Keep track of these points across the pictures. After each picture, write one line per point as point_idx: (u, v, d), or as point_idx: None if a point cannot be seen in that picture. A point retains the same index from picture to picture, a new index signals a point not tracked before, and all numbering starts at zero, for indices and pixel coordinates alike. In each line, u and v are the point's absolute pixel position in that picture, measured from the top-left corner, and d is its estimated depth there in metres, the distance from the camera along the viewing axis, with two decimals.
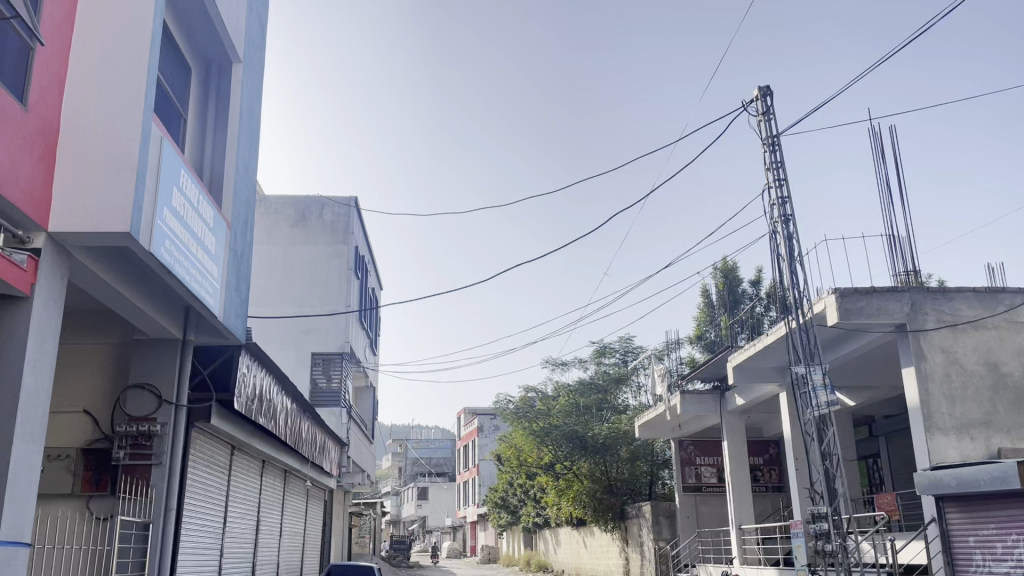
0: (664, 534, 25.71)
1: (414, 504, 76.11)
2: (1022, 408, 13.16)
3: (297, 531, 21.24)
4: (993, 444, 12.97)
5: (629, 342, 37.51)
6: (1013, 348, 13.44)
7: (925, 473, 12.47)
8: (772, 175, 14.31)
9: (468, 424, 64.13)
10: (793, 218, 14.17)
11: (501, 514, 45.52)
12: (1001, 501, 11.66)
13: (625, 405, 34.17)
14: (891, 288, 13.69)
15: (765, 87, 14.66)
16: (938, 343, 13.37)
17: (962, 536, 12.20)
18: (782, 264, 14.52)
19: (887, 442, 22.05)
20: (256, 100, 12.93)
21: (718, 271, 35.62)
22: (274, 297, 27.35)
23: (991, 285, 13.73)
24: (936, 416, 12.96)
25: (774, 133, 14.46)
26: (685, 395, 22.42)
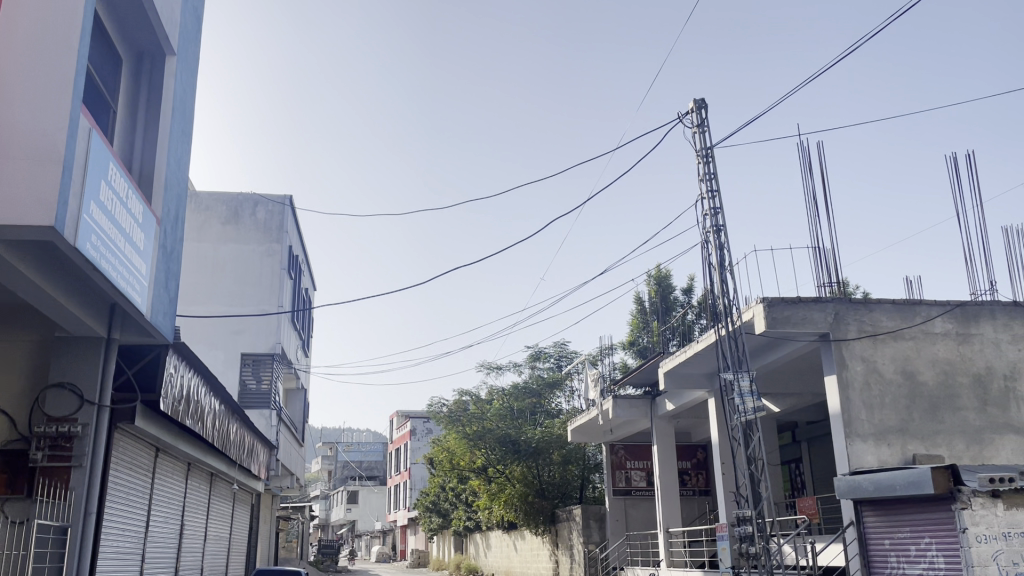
0: (594, 537, 25.95)
1: (343, 508, 75.10)
2: (935, 417, 13.79)
3: (223, 535, 20.79)
4: (909, 450, 13.55)
5: (563, 347, 37.90)
6: (928, 358, 14.05)
7: (845, 478, 12.91)
8: (705, 185, 14.66)
9: (400, 427, 63.67)
10: (724, 228, 14.54)
11: (431, 518, 45.39)
12: (915, 506, 12.15)
13: (558, 409, 34.51)
14: (816, 298, 14.16)
15: (700, 100, 15.05)
16: (858, 352, 13.90)
17: (878, 539, 12.74)
18: (713, 273, 14.86)
19: (809, 447, 22.75)
20: (190, 93, 12.64)
21: (652, 277, 36.35)
22: (203, 296, 26.66)
23: (909, 297, 14.33)
24: (855, 423, 13.46)
25: (707, 145, 14.82)
26: (617, 399, 22.69)
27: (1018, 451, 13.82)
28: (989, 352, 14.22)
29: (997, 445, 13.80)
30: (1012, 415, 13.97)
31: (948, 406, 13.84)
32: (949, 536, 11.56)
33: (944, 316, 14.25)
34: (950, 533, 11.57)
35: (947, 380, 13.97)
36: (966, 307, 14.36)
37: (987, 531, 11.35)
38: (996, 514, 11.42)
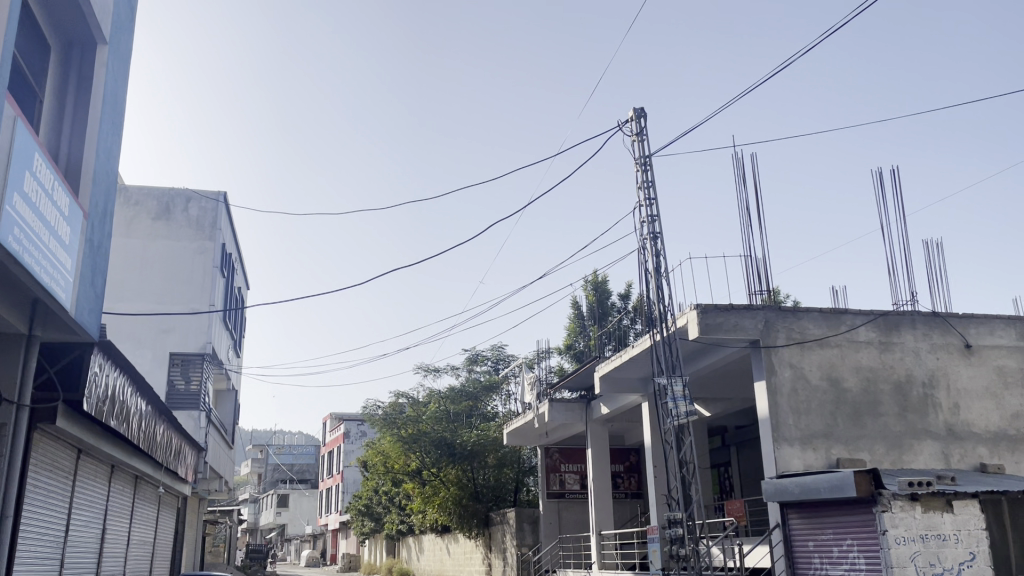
0: (527, 541, 26.03)
1: (272, 511, 73.68)
2: (858, 422, 14.27)
3: (146, 540, 20.13)
4: (832, 454, 13.99)
5: (501, 351, 38.04)
6: (852, 365, 14.54)
7: (772, 481, 13.26)
8: (643, 193, 14.91)
9: (333, 430, 62.83)
10: (660, 235, 14.80)
11: (364, 522, 44.92)
12: (838, 508, 12.54)
13: (494, 412, 34.58)
14: (747, 305, 14.52)
15: (640, 109, 15.30)
16: (787, 359, 14.30)
17: (803, 540, 13.14)
18: (649, 279, 15.11)
19: (738, 451, 23.28)
20: (121, 85, 12.27)
21: (590, 283, 36.78)
22: (130, 294, 25.86)
23: (836, 306, 14.82)
24: (782, 428, 13.85)
25: (646, 153, 15.07)
26: (553, 402, 22.84)
27: (935, 456, 14.40)
28: (908, 360, 14.81)
29: (915, 450, 14.36)
30: (929, 421, 14.56)
31: (870, 412, 14.35)
32: (870, 537, 11.97)
33: (868, 325, 14.79)
34: (871, 535, 11.98)
35: (870, 387, 14.48)
36: (888, 317, 14.94)
37: (906, 533, 11.78)
38: (914, 516, 11.88)
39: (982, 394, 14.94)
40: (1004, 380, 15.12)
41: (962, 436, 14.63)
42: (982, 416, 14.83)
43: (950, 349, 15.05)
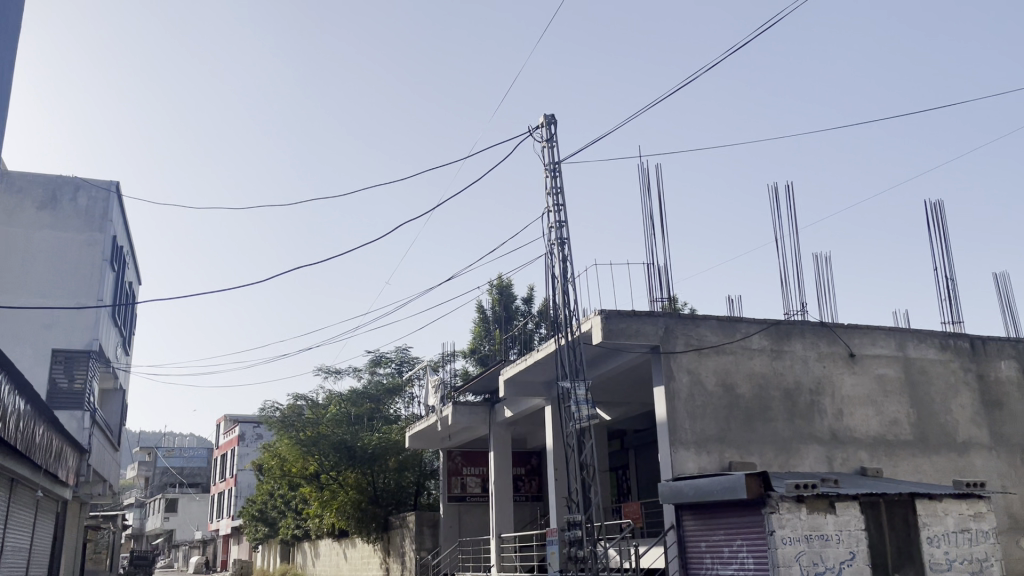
0: (426, 545, 25.84)
1: (160, 516, 70.65)
2: (750, 427, 14.85)
3: (21, 547, 18.94)
4: (725, 458, 14.51)
5: (405, 353, 37.79)
6: (746, 372, 15.12)
7: (668, 483, 13.64)
8: (552, 199, 15.10)
9: (228, 432, 60.83)
10: (568, 241, 15.03)
11: (257, 527, 43.64)
12: (730, 510, 13.00)
13: (396, 415, 34.27)
14: (649, 312, 14.90)
15: (551, 116, 15.51)
16: (684, 364, 14.75)
17: (696, 541, 13.57)
18: (556, 284, 15.30)
19: (635, 455, 23.84)
20: (8, 63, 11.60)
21: (495, 286, 37.00)
22: (10, 286, 24.34)
23: (732, 315, 15.37)
24: (679, 432, 14.28)
25: (555, 160, 15.28)
26: (456, 405, 22.81)
27: (819, 460, 15.14)
28: (798, 368, 15.51)
29: (802, 453, 15.06)
30: (815, 426, 15.30)
31: (761, 417, 14.96)
32: (758, 538, 12.45)
33: (761, 334, 15.41)
34: (759, 536, 12.46)
35: (761, 393, 15.10)
36: (780, 326, 15.61)
37: (791, 534, 12.31)
38: (799, 517, 12.43)
39: (863, 401, 15.81)
40: (883, 387, 16.04)
41: (845, 441, 15.43)
42: (863, 421, 15.68)
43: (836, 358, 15.85)
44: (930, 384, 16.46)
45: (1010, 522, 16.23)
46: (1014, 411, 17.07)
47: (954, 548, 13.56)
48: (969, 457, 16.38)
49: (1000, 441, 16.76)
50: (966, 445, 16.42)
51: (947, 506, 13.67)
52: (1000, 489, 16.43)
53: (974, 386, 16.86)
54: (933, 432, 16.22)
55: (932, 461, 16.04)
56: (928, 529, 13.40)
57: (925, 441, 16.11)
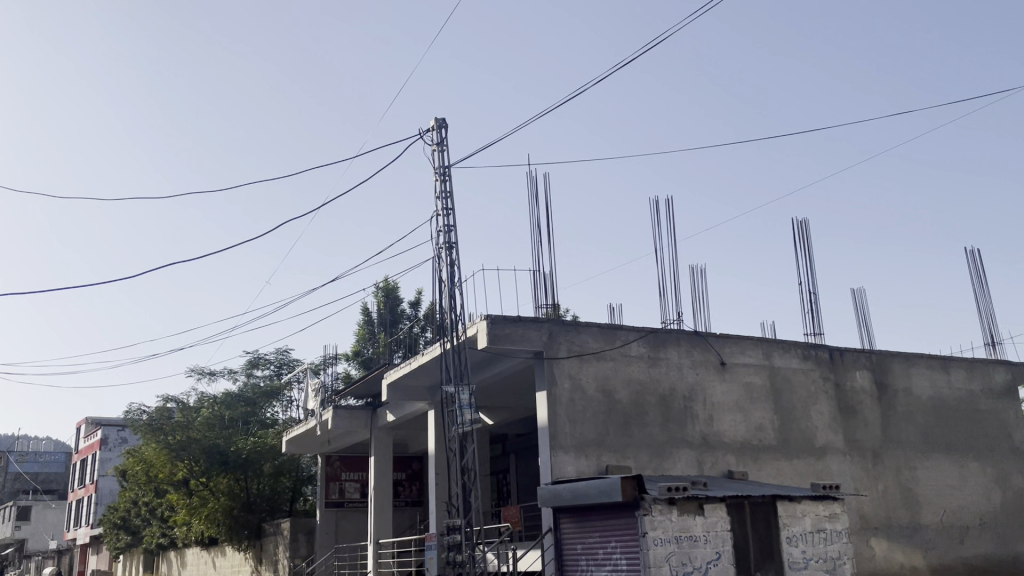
0: (301, 552, 25.10)
1: (9, 525, 65.81)
2: (626, 432, 15.32)
3: None
4: (602, 461, 14.90)
5: (284, 355, 36.85)
6: (624, 378, 15.59)
7: (548, 487, 13.90)
8: (440, 203, 15.13)
9: (89, 436, 57.35)
10: (456, 245, 15.08)
11: (119, 536, 41.34)
12: (606, 513, 13.36)
13: (273, 419, 33.29)
14: (533, 318, 15.13)
15: (442, 119, 15.54)
16: (566, 370, 15.07)
17: (572, 544, 13.88)
18: (443, 288, 15.33)
19: (516, 459, 24.10)
20: None
21: (381, 289, 36.66)
22: None
23: (612, 322, 15.82)
24: (559, 436, 14.56)
25: (446, 164, 15.32)
26: (336, 409, 22.39)
27: (690, 463, 15.78)
28: (673, 374, 16.13)
29: (674, 457, 15.65)
30: (687, 431, 15.95)
31: (637, 422, 15.46)
32: (631, 539, 12.86)
33: (640, 341, 15.94)
34: (633, 538, 12.85)
35: (638, 399, 15.61)
36: (657, 334, 16.20)
37: (662, 535, 12.77)
38: (671, 518, 12.92)
39: (732, 407, 16.61)
40: (750, 395, 16.91)
41: (714, 445, 16.15)
42: (731, 426, 16.48)
43: (708, 365, 16.59)
44: (793, 392, 17.48)
45: (861, 522, 17.42)
46: (867, 417, 18.34)
47: (810, 546, 14.43)
48: (826, 461, 17.48)
49: (854, 446, 17.97)
50: (823, 449, 17.52)
51: (805, 507, 14.53)
52: (853, 490, 17.60)
53: (831, 394, 18.01)
54: (794, 437, 17.22)
55: (793, 464, 17.02)
56: (788, 529, 14.20)
57: (787, 445, 17.08)
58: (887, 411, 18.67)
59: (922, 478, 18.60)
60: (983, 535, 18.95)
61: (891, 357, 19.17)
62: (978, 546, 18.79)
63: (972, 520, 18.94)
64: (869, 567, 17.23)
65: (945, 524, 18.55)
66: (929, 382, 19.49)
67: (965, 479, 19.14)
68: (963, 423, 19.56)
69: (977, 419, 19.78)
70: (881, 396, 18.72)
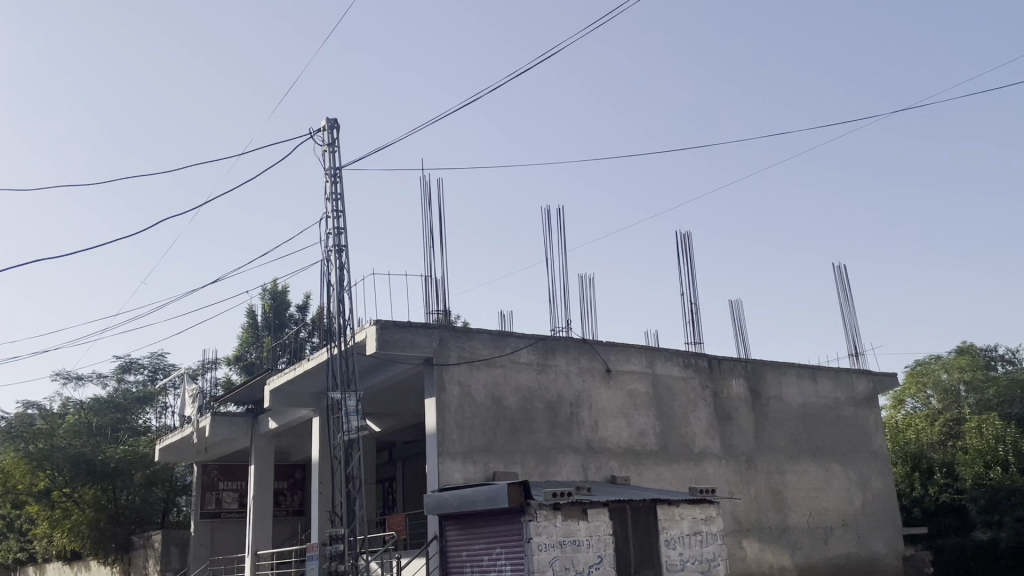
0: (173, 565, 24.14)
1: None
2: (514, 438, 15.41)
3: None
4: (490, 468, 14.92)
5: (160, 359, 35.20)
6: (513, 385, 15.69)
7: (434, 494, 13.82)
8: (330, 204, 14.81)
9: None
10: (345, 249, 14.80)
11: None
12: (492, 519, 13.38)
13: (146, 426, 31.78)
14: (424, 323, 15.01)
15: (333, 120, 15.23)
16: (456, 376, 15.02)
17: (458, 551, 13.84)
18: (331, 293, 15.01)
19: (402, 467, 23.89)
20: None
21: (269, 292, 35.61)
22: None
23: (503, 329, 15.89)
24: (447, 443, 14.49)
25: (336, 165, 15.01)
26: (215, 416, 21.52)
27: (575, 469, 16.02)
28: (560, 381, 16.36)
29: (560, 463, 15.85)
30: (573, 436, 16.20)
31: (525, 428, 15.58)
32: (516, 544, 12.92)
33: (529, 348, 16.08)
34: (517, 544, 12.93)
35: (526, 405, 15.73)
36: (546, 342, 16.39)
37: (547, 540, 12.88)
38: (555, 524, 13.06)
39: (617, 413, 16.99)
40: (634, 401, 17.35)
41: (598, 451, 16.47)
42: (616, 432, 16.85)
43: (594, 373, 16.91)
44: (674, 399, 18.05)
45: (734, 525, 18.17)
46: (742, 424, 19.15)
47: (687, 549, 14.90)
48: (703, 466, 18.12)
49: (729, 452, 18.72)
50: (701, 455, 18.16)
51: (683, 511, 15.00)
52: (727, 494, 18.34)
53: (709, 401, 18.71)
54: (675, 443, 17.78)
55: (673, 469, 17.56)
56: (666, 532, 14.62)
57: (667, 451, 17.61)
58: (760, 418, 19.56)
59: (791, 482, 19.58)
60: (845, 535, 20.12)
61: (765, 366, 20.09)
62: (840, 546, 19.94)
63: (835, 521, 20.07)
64: (741, 567, 17.99)
65: (811, 526, 19.58)
66: (799, 390, 20.53)
67: (830, 482, 20.28)
68: (828, 429, 20.73)
69: (841, 425, 21.01)
70: (755, 404, 19.59)
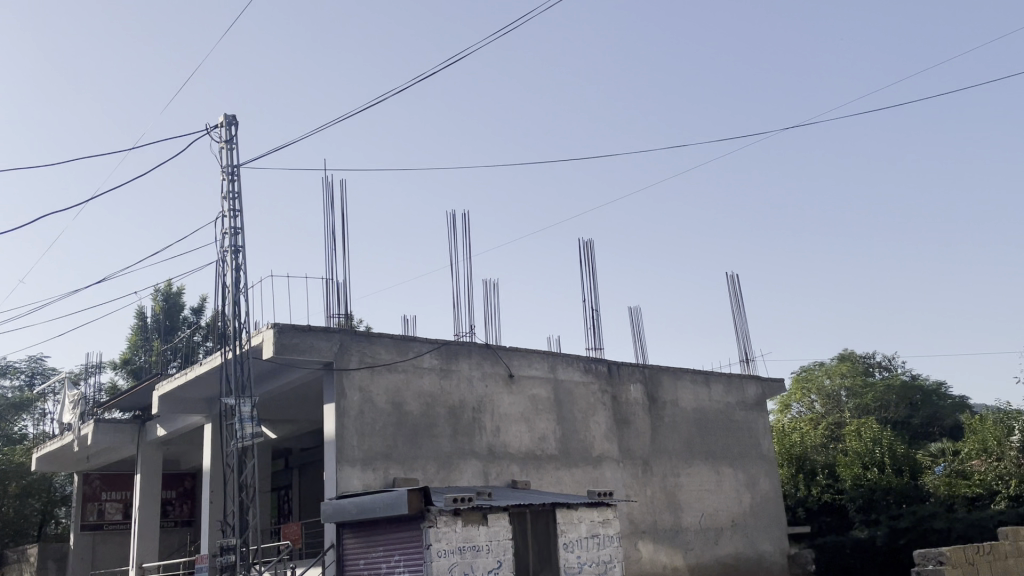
0: None
1: None
2: (415, 444, 15.27)
3: None
4: (390, 474, 14.74)
5: (39, 363, 33.25)
6: (415, 390, 15.56)
7: (331, 502, 13.55)
8: (227, 203, 14.36)
9: None
10: (242, 249, 14.37)
11: None
12: (391, 526, 13.22)
13: (22, 434, 29.92)
14: (323, 327, 14.72)
15: (231, 116, 14.78)
16: (356, 382, 14.78)
17: (355, 559, 13.62)
18: (226, 295, 14.53)
19: (299, 474, 23.33)
20: None
21: (161, 293, 34.22)
22: None
23: (406, 334, 15.75)
24: (346, 449, 14.24)
25: (234, 163, 14.57)
26: (98, 423, 20.48)
27: (476, 474, 16.00)
28: (462, 387, 16.33)
29: (461, 468, 15.81)
30: (474, 442, 16.18)
31: (426, 434, 15.47)
32: (414, 551, 12.82)
33: (431, 353, 15.98)
34: (416, 550, 12.81)
35: (428, 411, 15.62)
36: (449, 346, 16.34)
37: (446, 546, 12.83)
38: (455, 530, 13.01)
39: (518, 418, 17.09)
40: (535, 406, 17.49)
41: (499, 456, 16.51)
42: (517, 437, 16.94)
43: (497, 378, 16.96)
44: (574, 403, 18.30)
45: (630, 526, 18.56)
46: (639, 428, 19.59)
47: (584, 552, 15.11)
48: (601, 469, 18.43)
49: (627, 455, 19.12)
50: (599, 458, 18.47)
51: (581, 514, 15.20)
52: (624, 497, 18.72)
53: (609, 406, 19.06)
54: (574, 447, 18.01)
55: (572, 473, 17.79)
56: (565, 535, 14.77)
57: (567, 455, 17.83)
58: (656, 422, 20.06)
59: (685, 483, 20.15)
60: (734, 535, 20.87)
61: (661, 371, 20.62)
62: (730, 546, 20.66)
63: (725, 522, 20.78)
64: (636, 568, 18.39)
65: (703, 526, 20.20)
66: (693, 396, 21.16)
67: (721, 484, 20.98)
68: (720, 432, 21.45)
69: (732, 429, 21.78)
70: (652, 408, 20.08)
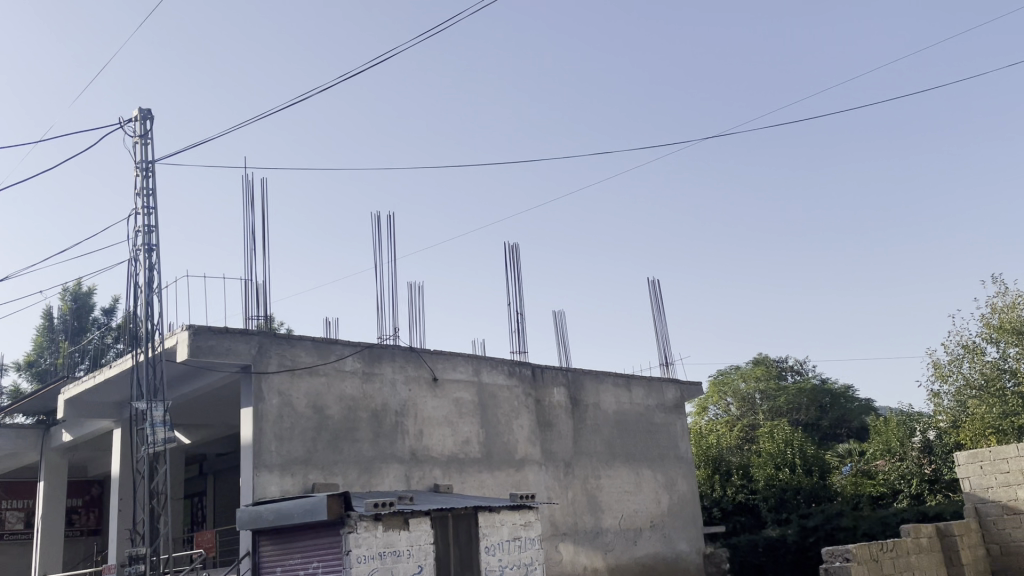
0: None
1: None
2: (335, 449, 15.04)
3: None
4: (308, 480, 14.46)
5: None
6: (336, 394, 15.32)
7: (248, 509, 13.21)
8: (141, 200, 13.87)
9: None
10: (156, 248, 13.90)
11: None
12: (309, 533, 12.97)
13: None
14: (241, 329, 14.38)
15: (146, 110, 14.30)
16: (275, 385, 14.47)
17: (271, 567, 13.31)
18: (139, 295, 14.02)
19: (214, 480, 22.70)
20: None
21: (69, 292, 32.78)
22: None
23: (327, 337, 15.50)
24: (264, 454, 13.91)
25: (149, 158, 14.09)
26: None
27: (398, 479, 15.85)
28: (385, 390, 16.16)
29: (382, 473, 15.64)
30: (396, 446, 16.02)
31: (347, 439, 15.25)
32: (333, 557, 12.61)
33: (354, 356, 15.78)
34: (335, 557, 12.61)
35: (349, 415, 15.41)
36: (372, 350, 16.15)
37: (366, 552, 12.66)
38: (375, 535, 12.86)
39: (441, 422, 17.01)
40: (459, 410, 17.44)
41: (422, 460, 16.40)
42: (440, 441, 16.86)
43: (420, 381, 16.85)
44: (498, 406, 18.33)
45: (551, 529, 18.69)
46: (561, 430, 19.77)
47: (505, 555, 15.13)
48: (524, 471, 18.51)
49: (549, 457, 19.26)
50: (522, 461, 18.54)
51: (503, 518, 15.22)
52: (546, 499, 18.85)
53: (532, 409, 19.16)
54: (497, 450, 18.04)
55: (495, 477, 17.80)
56: (486, 539, 14.77)
57: (490, 458, 17.84)
58: (578, 425, 20.28)
59: (605, 485, 20.42)
60: (653, 536, 21.25)
61: (584, 375, 20.86)
62: (648, 546, 21.02)
63: (644, 523, 21.14)
64: (557, 570, 18.55)
65: (622, 527, 20.51)
66: (614, 399, 21.48)
67: (640, 486, 21.35)
68: (640, 434, 21.83)
69: (651, 431, 22.20)
70: (574, 411, 20.29)
